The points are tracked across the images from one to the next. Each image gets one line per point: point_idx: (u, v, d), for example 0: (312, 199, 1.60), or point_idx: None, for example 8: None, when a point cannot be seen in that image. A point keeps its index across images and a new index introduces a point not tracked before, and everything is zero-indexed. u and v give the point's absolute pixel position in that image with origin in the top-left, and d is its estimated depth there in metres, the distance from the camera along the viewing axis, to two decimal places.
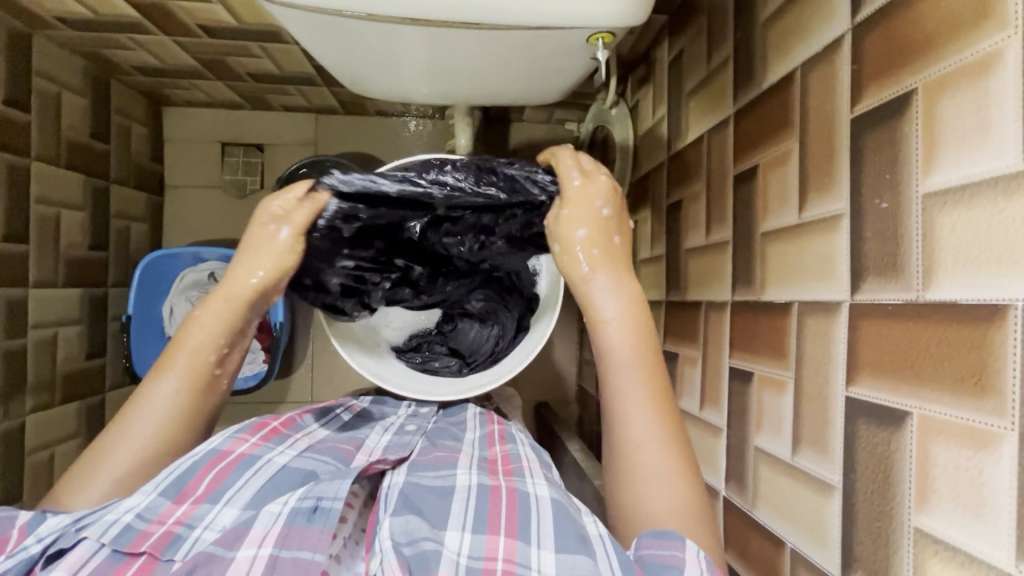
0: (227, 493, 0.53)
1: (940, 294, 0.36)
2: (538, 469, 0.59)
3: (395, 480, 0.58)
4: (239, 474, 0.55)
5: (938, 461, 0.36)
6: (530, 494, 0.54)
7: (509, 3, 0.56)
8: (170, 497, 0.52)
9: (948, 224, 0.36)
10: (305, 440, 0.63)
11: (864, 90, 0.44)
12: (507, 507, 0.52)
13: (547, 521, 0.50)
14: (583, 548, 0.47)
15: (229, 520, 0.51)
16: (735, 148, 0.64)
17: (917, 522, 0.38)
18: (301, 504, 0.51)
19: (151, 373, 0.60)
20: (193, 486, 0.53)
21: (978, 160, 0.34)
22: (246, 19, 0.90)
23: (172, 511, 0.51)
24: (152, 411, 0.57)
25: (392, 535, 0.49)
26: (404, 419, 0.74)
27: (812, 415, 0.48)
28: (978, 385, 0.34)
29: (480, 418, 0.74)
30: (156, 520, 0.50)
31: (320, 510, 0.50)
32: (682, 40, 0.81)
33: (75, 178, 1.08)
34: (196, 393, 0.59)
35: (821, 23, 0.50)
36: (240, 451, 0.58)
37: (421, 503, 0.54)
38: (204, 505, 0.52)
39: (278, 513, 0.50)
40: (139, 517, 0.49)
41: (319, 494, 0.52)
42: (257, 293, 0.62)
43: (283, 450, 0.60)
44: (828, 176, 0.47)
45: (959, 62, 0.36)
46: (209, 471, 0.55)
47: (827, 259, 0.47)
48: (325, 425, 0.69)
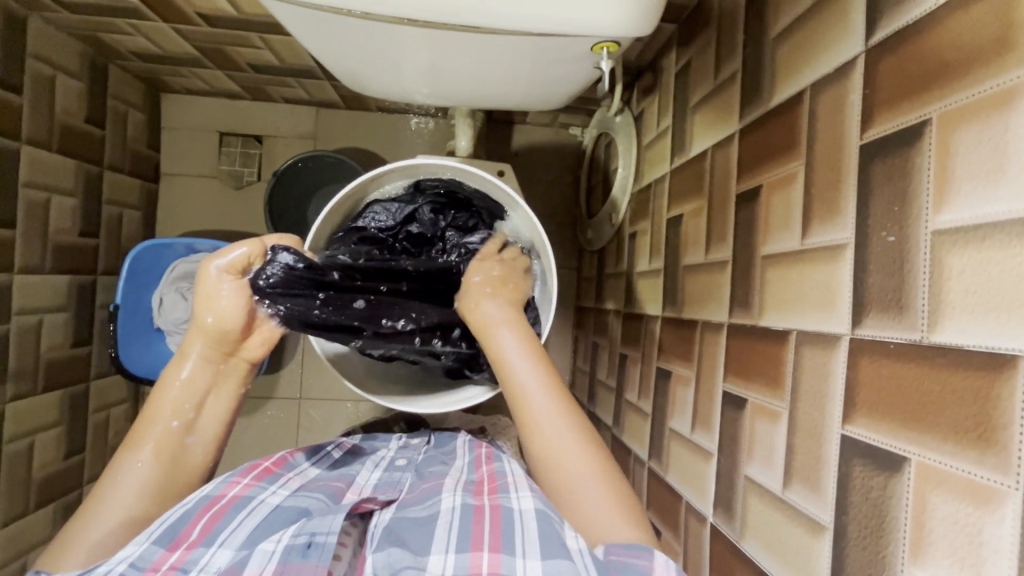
0: (220, 536, 0.51)
1: (946, 337, 0.35)
2: (525, 481, 0.57)
3: (383, 517, 0.56)
4: (231, 516, 0.54)
5: (935, 512, 0.34)
6: (514, 508, 0.52)
7: (512, 9, 0.54)
8: (163, 545, 0.49)
9: (957, 265, 0.34)
10: (297, 479, 0.62)
11: (875, 117, 0.42)
12: (491, 524, 0.50)
13: (531, 530, 0.48)
14: (564, 552, 0.45)
15: (223, 561, 0.48)
16: (739, 166, 0.62)
17: (910, 574, 0.36)
18: (293, 541, 0.49)
19: (122, 446, 0.56)
20: (186, 531, 0.51)
21: (993, 198, 0.32)
22: (247, 9, 0.88)
23: (165, 558, 0.48)
24: (122, 488, 0.54)
25: (376, 569, 0.47)
26: (395, 453, 0.73)
27: (805, 449, 0.47)
28: (983, 436, 0.32)
29: (468, 444, 0.73)
30: (149, 568, 0.47)
31: (314, 546, 0.49)
32: (690, 50, 0.79)
33: (68, 163, 1.06)
34: (166, 465, 0.56)
35: (832, 43, 0.48)
36: (233, 492, 0.57)
37: (405, 535, 0.52)
38: (198, 549, 0.49)
39: (271, 552, 0.48)
40: (132, 566, 0.46)
41: (312, 529, 0.50)
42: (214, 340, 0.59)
43: (275, 489, 0.59)
44: (833, 204, 0.46)
45: (976, 95, 0.34)
46: (202, 516, 0.53)
47: (828, 289, 0.45)
48: (317, 463, 0.67)
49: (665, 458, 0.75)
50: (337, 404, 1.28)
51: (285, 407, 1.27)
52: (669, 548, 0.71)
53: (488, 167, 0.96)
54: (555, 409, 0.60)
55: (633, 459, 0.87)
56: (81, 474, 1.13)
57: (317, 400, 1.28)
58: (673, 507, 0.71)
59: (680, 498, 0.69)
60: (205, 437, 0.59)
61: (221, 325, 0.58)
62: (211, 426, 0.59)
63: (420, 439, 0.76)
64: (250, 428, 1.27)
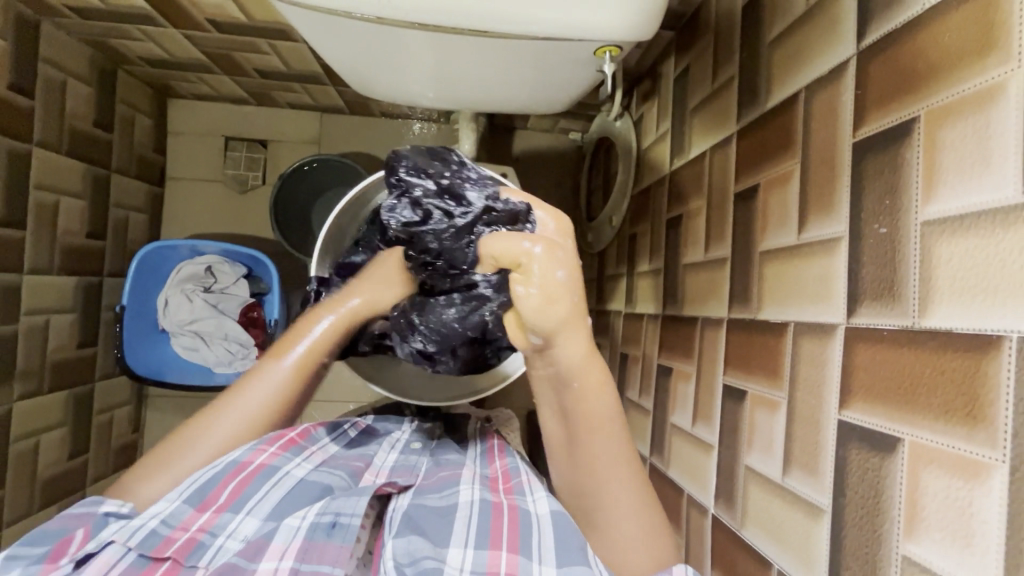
0: (248, 503, 0.54)
1: (935, 322, 0.36)
2: (538, 485, 0.60)
3: (400, 503, 0.57)
4: (259, 485, 0.55)
5: (928, 489, 0.36)
6: (530, 510, 0.54)
7: (518, 14, 0.57)
8: (193, 505, 0.52)
9: (945, 253, 0.36)
10: (320, 454, 0.63)
11: (867, 116, 0.44)
12: (509, 522, 0.52)
13: (547, 538, 0.50)
14: (581, 557, 0.46)
15: (250, 530, 0.52)
16: (737, 167, 0.64)
17: (904, 550, 0.38)
18: (319, 519, 0.51)
19: (202, 410, 0.60)
20: (215, 496, 0.54)
21: (978, 190, 0.34)
22: (256, 15, 0.91)
23: (195, 519, 0.52)
24: (199, 451, 0.57)
25: (395, 555, 0.49)
26: (411, 436, 0.73)
27: (804, 436, 0.48)
28: (970, 415, 0.33)
29: (479, 436, 0.76)
30: (180, 527, 0.51)
31: (338, 526, 0.50)
32: (688, 56, 0.81)
33: (77, 166, 1.07)
34: (243, 443, 0.59)
35: (826, 47, 0.50)
36: (261, 460, 0.57)
37: (422, 523, 0.53)
38: (226, 514, 0.52)
39: (297, 529, 0.50)
40: (164, 523, 0.50)
41: (337, 510, 0.52)
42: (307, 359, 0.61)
43: (300, 461, 0.60)
44: (828, 199, 0.48)
45: (961, 92, 0.36)
46: (230, 481, 0.55)
47: (824, 281, 0.47)
48: (336, 439, 0.69)
49: (667, 453, 0.77)
50: (340, 405, 1.29)
51: None
52: None
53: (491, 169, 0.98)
54: (610, 439, 0.56)
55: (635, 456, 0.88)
56: (85, 475, 1.14)
57: (320, 402, 1.29)
58: (675, 500, 0.73)
59: (682, 491, 0.71)
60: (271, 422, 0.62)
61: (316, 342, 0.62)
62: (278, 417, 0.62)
63: (432, 426, 0.77)
64: None
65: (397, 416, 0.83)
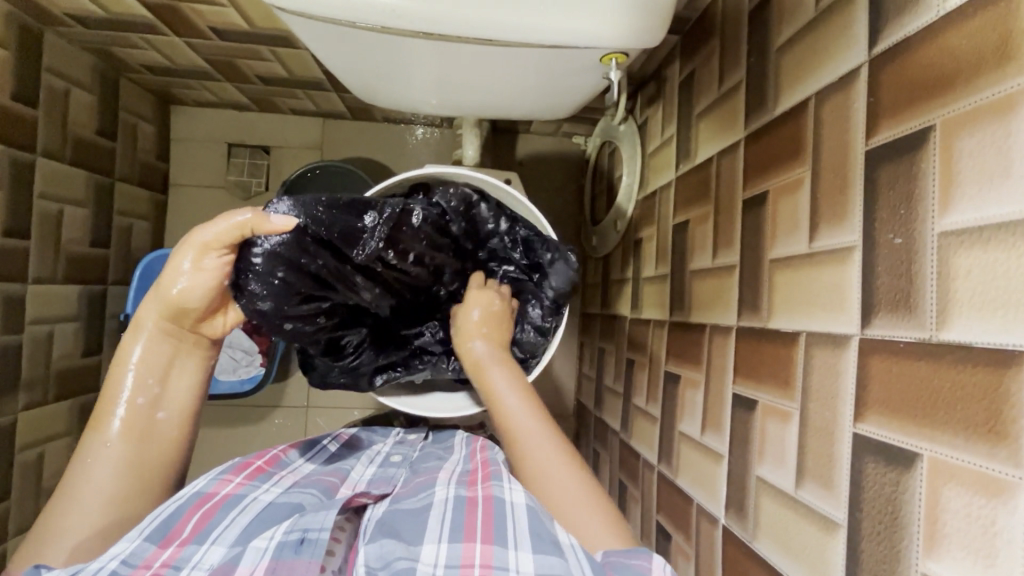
0: (213, 533, 0.51)
1: (955, 334, 0.36)
2: (514, 472, 0.58)
3: (376, 511, 0.56)
4: (224, 514, 0.54)
5: (949, 506, 0.35)
6: (506, 501, 0.53)
7: (523, 22, 0.56)
8: (155, 542, 0.49)
9: (965, 264, 0.36)
10: (290, 476, 0.63)
11: (880, 124, 0.43)
12: (484, 516, 0.51)
13: (522, 525, 0.49)
14: (555, 548, 0.46)
15: (216, 558, 0.48)
16: (745, 173, 0.63)
17: (925, 567, 0.37)
18: (286, 537, 0.49)
19: (87, 429, 0.57)
20: (178, 529, 0.51)
21: (998, 201, 0.34)
22: (259, 23, 0.90)
23: (158, 555, 0.48)
24: (97, 471, 0.55)
25: (367, 561, 0.47)
26: (390, 448, 0.74)
27: (817, 448, 0.48)
28: (993, 431, 0.33)
29: (466, 440, 0.74)
30: (142, 566, 0.47)
31: (307, 543, 0.48)
32: (693, 61, 0.81)
33: (80, 174, 1.07)
34: (135, 442, 0.57)
35: (836, 53, 0.50)
36: (224, 492, 0.57)
37: (398, 526, 0.52)
38: (191, 545, 0.49)
39: (264, 549, 0.48)
40: (124, 563, 0.46)
41: (305, 525, 0.50)
42: (178, 305, 0.59)
43: (268, 487, 0.60)
44: (840, 208, 0.47)
45: (979, 101, 0.35)
46: (194, 513, 0.54)
47: (837, 291, 0.47)
48: (312, 458, 0.68)
49: (675, 461, 0.76)
50: (345, 411, 1.29)
51: (292, 416, 1.28)
52: (680, 551, 0.72)
53: (496, 175, 0.97)
54: (541, 436, 0.61)
55: (642, 463, 0.88)
56: None
57: (324, 409, 1.28)
58: (684, 509, 0.72)
59: (691, 500, 0.70)
60: (175, 408, 0.60)
61: (181, 302, 0.59)
62: (180, 394, 0.61)
63: (416, 435, 0.78)
64: (258, 437, 1.27)
65: (386, 427, 0.84)
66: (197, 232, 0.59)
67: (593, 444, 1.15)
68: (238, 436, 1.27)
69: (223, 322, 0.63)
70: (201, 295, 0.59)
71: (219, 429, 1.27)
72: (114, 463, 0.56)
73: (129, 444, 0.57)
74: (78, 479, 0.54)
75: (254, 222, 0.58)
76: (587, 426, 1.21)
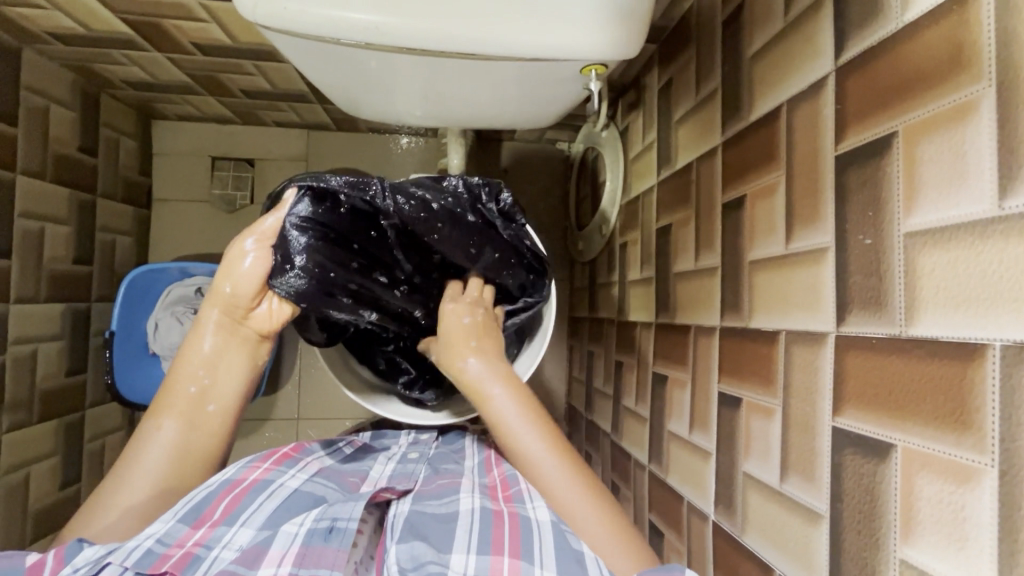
0: (243, 516, 0.53)
1: (922, 331, 0.37)
2: (541, 492, 0.58)
3: (400, 509, 0.58)
4: (253, 498, 0.55)
5: (922, 493, 0.37)
6: (531, 518, 0.53)
7: (504, 35, 0.57)
8: (188, 522, 0.51)
9: (928, 263, 0.37)
10: (315, 464, 0.64)
11: (848, 129, 0.45)
12: (510, 530, 0.51)
13: (548, 541, 0.49)
14: (581, 571, 0.46)
15: (245, 540, 0.49)
16: (724, 178, 0.65)
17: (902, 553, 0.38)
18: (315, 525, 0.51)
19: (144, 418, 0.59)
20: (210, 511, 0.53)
21: (956, 203, 0.36)
22: (241, 37, 0.91)
23: (190, 535, 0.49)
24: (149, 458, 0.56)
25: (398, 561, 0.49)
26: (406, 448, 0.74)
27: (799, 442, 0.49)
28: (959, 420, 0.34)
29: (478, 445, 0.74)
30: (175, 544, 0.48)
31: (335, 531, 0.50)
32: (671, 68, 0.83)
33: (61, 192, 1.06)
34: (186, 431, 0.59)
35: (804, 63, 0.52)
36: (254, 477, 0.58)
37: (425, 530, 0.53)
38: (220, 527, 0.51)
39: (294, 534, 0.50)
40: (160, 541, 0.47)
41: (333, 516, 0.52)
42: (231, 301, 0.62)
43: (295, 473, 0.61)
44: (814, 211, 0.49)
45: (938, 108, 0.37)
46: (224, 497, 0.55)
47: (813, 291, 0.48)
48: (331, 454, 0.69)
49: (665, 460, 0.78)
50: (336, 422, 1.29)
51: (283, 428, 1.27)
52: (672, 548, 0.73)
53: None
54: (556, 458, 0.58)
55: (633, 463, 0.89)
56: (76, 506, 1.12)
57: (315, 420, 1.28)
58: (675, 506, 0.73)
59: (682, 498, 0.72)
60: (223, 402, 0.61)
61: (237, 280, 0.61)
62: (228, 386, 0.62)
63: (429, 434, 0.77)
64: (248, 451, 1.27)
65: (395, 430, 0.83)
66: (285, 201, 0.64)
67: (585, 446, 1.16)
68: (228, 450, 1.26)
69: (269, 313, 0.64)
70: (251, 287, 0.62)
71: None
72: (165, 451, 0.57)
73: (181, 435, 0.58)
74: (131, 462, 0.56)
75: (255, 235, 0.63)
76: (579, 429, 1.22)
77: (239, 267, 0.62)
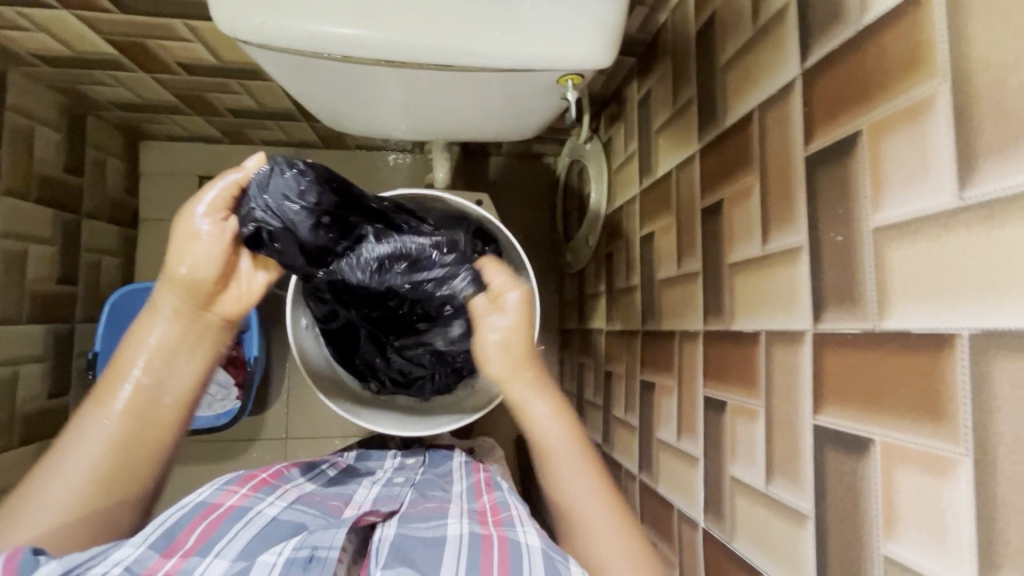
0: (216, 546, 0.50)
1: (894, 323, 0.38)
2: (527, 517, 0.57)
3: (384, 533, 0.55)
4: (228, 526, 0.53)
5: (902, 487, 0.36)
6: (521, 542, 0.51)
7: (480, 46, 0.58)
8: (158, 551, 0.48)
9: (896, 256, 0.38)
10: (294, 491, 0.63)
11: (816, 130, 0.46)
12: (499, 555, 0.49)
13: (538, 563, 0.48)
14: None
15: (220, 571, 0.47)
16: (702, 184, 0.66)
17: (886, 550, 0.38)
18: (296, 554, 0.48)
19: (88, 401, 0.57)
20: (183, 538, 0.51)
21: (920, 197, 0.36)
22: (226, 56, 0.92)
23: (161, 564, 0.47)
24: (85, 445, 0.54)
25: None
26: (391, 473, 0.73)
27: (783, 443, 0.49)
28: (933, 410, 0.34)
29: (466, 467, 0.73)
30: (146, 573, 0.45)
31: (315, 561, 0.48)
32: (649, 80, 0.85)
33: (45, 212, 1.06)
34: (131, 420, 0.56)
35: (772, 70, 0.53)
36: (230, 503, 0.57)
37: (411, 555, 0.51)
38: (194, 557, 0.48)
39: (272, 564, 0.47)
40: (128, 570, 0.45)
41: (314, 543, 0.50)
42: (191, 285, 0.58)
43: (272, 501, 0.59)
44: (788, 211, 0.50)
45: (897, 106, 0.38)
46: (199, 523, 0.53)
47: (790, 290, 0.49)
48: (312, 479, 0.68)
49: (655, 469, 0.77)
50: (324, 440, 1.27)
51: (271, 448, 1.25)
52: (665, 559, 0.72)
53: (467, 197, 0.99)
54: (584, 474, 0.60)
55: (625, 474, 0.88)
56: None
57: (304, 439, 1.26)
58: (666, 516, 0.72)
59: (672, 507, 0.71)
60: (177, 395, 0.59)
61: (194, 275, 0.58)
62: (180, 380, 0.59)
63: (415, 459, 0.77)
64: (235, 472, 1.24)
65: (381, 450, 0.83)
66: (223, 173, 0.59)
67: None
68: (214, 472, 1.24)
69: (238, 294, 0.61)
70: (207, 272, 0.58)
71: (194, 465, 1.23)
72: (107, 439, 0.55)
73: (123, 425, 0.56)
74: (69, 446, 0.55)
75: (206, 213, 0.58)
76: None
77: (196, 245, 0.58)
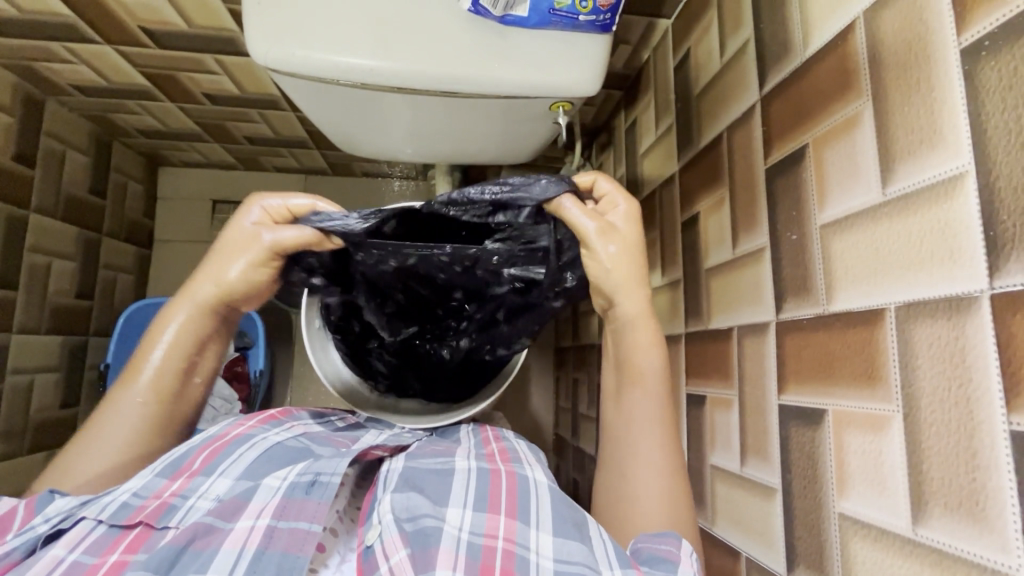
0: (220, 466, 0.55)
1: (840, 304, 0.43)
2: (533, 461, 0.62)
3: (393, 465, 0.60)
4: (231, 450, 0.58)
5: (852, 449, 0.41)
6: (528, 480, 0.57)
7: (480, 75, 0.66)
8: (166, 476, 0.54)
9: (839, 246, 0.44)
10: (300, 427, 0.65)
11: (773, 146, 0.53)
12: (507, 490, 0.54)
13: (545, 505, 0.53)
14: (577, 533, 0.49)
15: (222, 491, 0.53)
16: (681, 200, 0.73)
17: (840, 507, 0.42)
18: (299, 479, 0.53)
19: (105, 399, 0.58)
20: (188, 463, 0.56)
21: (854, 195, 0.43)
22: (248, 88, 1.00)
23: (168, 487, 0.53)
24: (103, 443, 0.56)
25: (393, 509, 0.52)
26: (402, 428, 0.73)
27: (754, 427, 0.54)
28: (872, 376, 0.40)
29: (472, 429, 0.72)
30: (153, 496, 0.52)
31: (317, 485, 0.53)
32: (635, 110, 0.93)
33: (70, 230, 1.12)
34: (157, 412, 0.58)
35: (737, 96, 0.61)
36: (234, 432, 0.60)
37: (421, 483, 0.56)
38: (198, 477, 0.54)
39: (276, 488, 0.53)
40: (136, 495, 0.51)
41: (317, 470, 0.54)
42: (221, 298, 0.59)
43: (278, 431, 0.62)
44: (753, 217, 0.56)
45: (835, 121, 0.45)
46: (203, 450, 0.57)
47: (756, 287, 0.55)
48: (321, 424, 0.69)
49: None
50: None
51: None
52: None
53: None
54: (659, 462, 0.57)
55: None
56: None
57: None
58: None
59: None
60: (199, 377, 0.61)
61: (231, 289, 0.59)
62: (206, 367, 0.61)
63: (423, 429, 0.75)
64: None
65: None
66: (262, 197, 0.61)
67: (570, 472, 1.18)
68: None
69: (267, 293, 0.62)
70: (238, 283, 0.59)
71: None
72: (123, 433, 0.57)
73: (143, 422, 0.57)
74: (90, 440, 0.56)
75: (271, 243, 0.58)
76: (567, 457, 1.23)
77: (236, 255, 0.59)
